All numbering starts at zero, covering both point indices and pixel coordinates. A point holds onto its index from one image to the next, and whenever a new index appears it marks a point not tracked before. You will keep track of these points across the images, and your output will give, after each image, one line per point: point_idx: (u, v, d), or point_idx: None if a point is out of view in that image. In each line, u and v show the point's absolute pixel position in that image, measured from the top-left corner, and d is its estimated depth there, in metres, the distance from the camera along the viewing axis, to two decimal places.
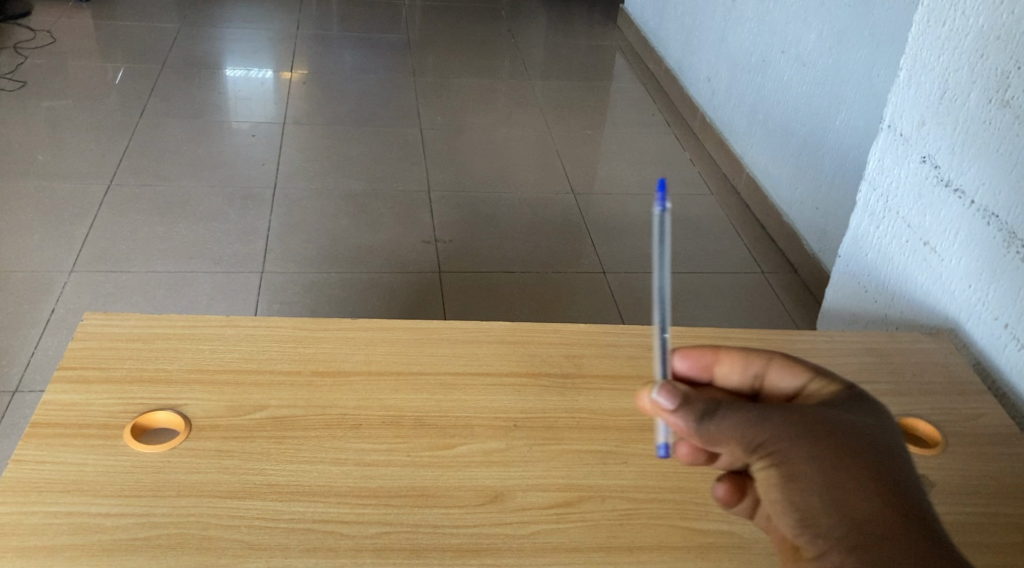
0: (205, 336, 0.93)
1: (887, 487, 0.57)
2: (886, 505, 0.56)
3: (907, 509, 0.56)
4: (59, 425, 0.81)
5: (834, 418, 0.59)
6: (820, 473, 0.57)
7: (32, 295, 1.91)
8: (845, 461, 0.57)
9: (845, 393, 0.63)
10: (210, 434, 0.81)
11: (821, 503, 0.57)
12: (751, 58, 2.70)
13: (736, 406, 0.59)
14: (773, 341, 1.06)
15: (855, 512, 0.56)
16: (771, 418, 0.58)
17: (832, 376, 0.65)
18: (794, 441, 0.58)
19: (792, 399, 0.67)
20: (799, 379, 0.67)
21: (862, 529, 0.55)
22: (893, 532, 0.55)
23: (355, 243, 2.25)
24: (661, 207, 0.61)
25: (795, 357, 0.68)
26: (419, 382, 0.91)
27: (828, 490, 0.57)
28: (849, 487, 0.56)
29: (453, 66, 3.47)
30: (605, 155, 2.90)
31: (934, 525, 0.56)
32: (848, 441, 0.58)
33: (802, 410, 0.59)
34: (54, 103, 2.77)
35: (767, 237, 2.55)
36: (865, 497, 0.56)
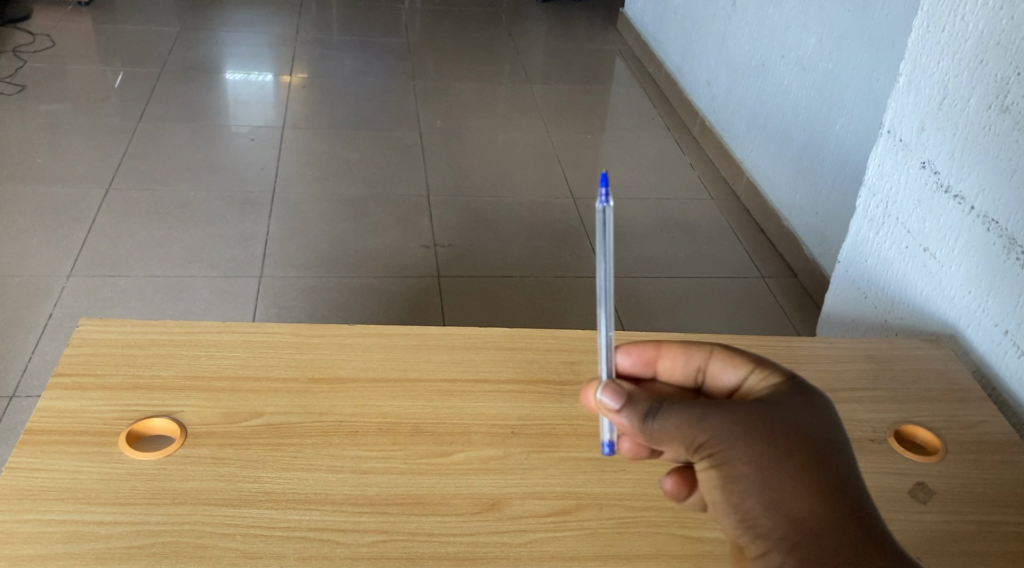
0: (201, 342, 0.92)
1: (826, 486, 0.57)
2: (825, 504, 0.57)
3: (844, 508, 0.57)
4: (54, 432, 0.80)
5: (776, 416, 0.58)
6: (762, 474, 0.57)
7: (30, 299, 1.91)
8: (786, 462, 0.57)
9: (789, 385, 0.61)
10: (206, 441, 0.81)
11: (761, 504, 0.57)
12: (750, 63, 2.70)
13: (679, 407, 0.58)
14: (771, 346, 1.05)
15: (794, 513, 0.56)
16: (714, 418, 0.57)
17: (774, 368, 0.63)
18: (737, 442, 0.57)
19: (733, 392, 0.65)
20: (740, 373, 0.65)
21: (801, 530, 0.56)
22: (830, 532, 0.56)
23: (354, 247, 2.25)
24: (603, 203, 0.59)
25: (737, 349, 0.66)
26: (417, 388, 0.91)
27: (769, 492, 0.57)
28: (790, 488, 0.57)
29: (453, 70, 3.47)
30: (605, 159, 2.90)
31: (870, 523, 0.57)
32: (790, 440, 0.58)
33: (744, 408, 0.58)
34: (53, 106, 2.77)
35: (767, 241, 2.55)
36: (804, 498, 0.57)
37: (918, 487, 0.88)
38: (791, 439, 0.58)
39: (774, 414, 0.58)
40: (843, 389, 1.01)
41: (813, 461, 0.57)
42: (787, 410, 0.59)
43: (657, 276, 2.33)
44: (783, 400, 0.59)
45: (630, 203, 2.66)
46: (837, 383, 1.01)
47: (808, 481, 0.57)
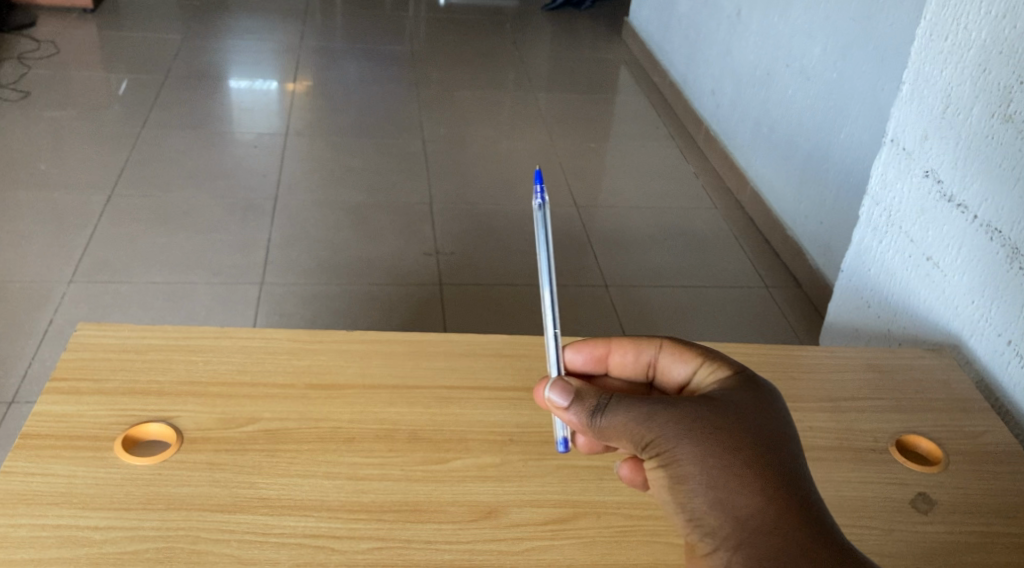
0: (199, 348, 0.92)
1: (770, 486, 0.59)
2: (771, 504, 0.59)
3: (791, 507, 0.58)
4: (50, 436, 0.79)
5: (720, 416, 0.62)
6: (707, 473, 0.60)
7: (30, 305, 1.91)
8: (732, 462, 0.60)
9: (740, 382, 0.65)
10: (202, 446, 0.81)
11: (707, 501, 0.60)
12: (755, 72, 2.70)
13: (625, 405, 0.62)
14: (772, 355, 1.05)
15: (738, 511, 0.59)
16: (659, 416, 0.62)
17: (722, 363, 0.69)
18: (679, 440, 0.61)
19: (683, 384, 0.73)
20: (688, 367, 0.72)
21: (747, 527, 0.58)
22: (775, 530, 0.58)
23: (355, 255, 2.24)
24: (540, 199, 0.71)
25: (684, 344, 0.73)
26: (414, 395, 0.90)
27: (714, 489, 0.60)
28: (734, 487, 0.59)
29: (458, 79, 3.48)
30: (609, 168, 2.90)
31: (818, 522, 0.58)
32: (733, 439, 0.61)
33: (689, 408, 0.62)
34: (57, 113, 2.77)
35: (770, 251, 2.54)
36: (749, 497, 0.59)
37: (919, 497, 0.88)
38: (734, 438, 0.61)
39: (718, 415, 0.62)
40: (844, 399, 1.00)
41: (760, 460, 0.60)
42: (732, 412, 0.62)
43: (660, 286, 2.32)
44: (729, 402, 0.63)
45: (632, 211, 2.66)
46: (837, 392, 1.01)
47: (755, 479, 0.59)
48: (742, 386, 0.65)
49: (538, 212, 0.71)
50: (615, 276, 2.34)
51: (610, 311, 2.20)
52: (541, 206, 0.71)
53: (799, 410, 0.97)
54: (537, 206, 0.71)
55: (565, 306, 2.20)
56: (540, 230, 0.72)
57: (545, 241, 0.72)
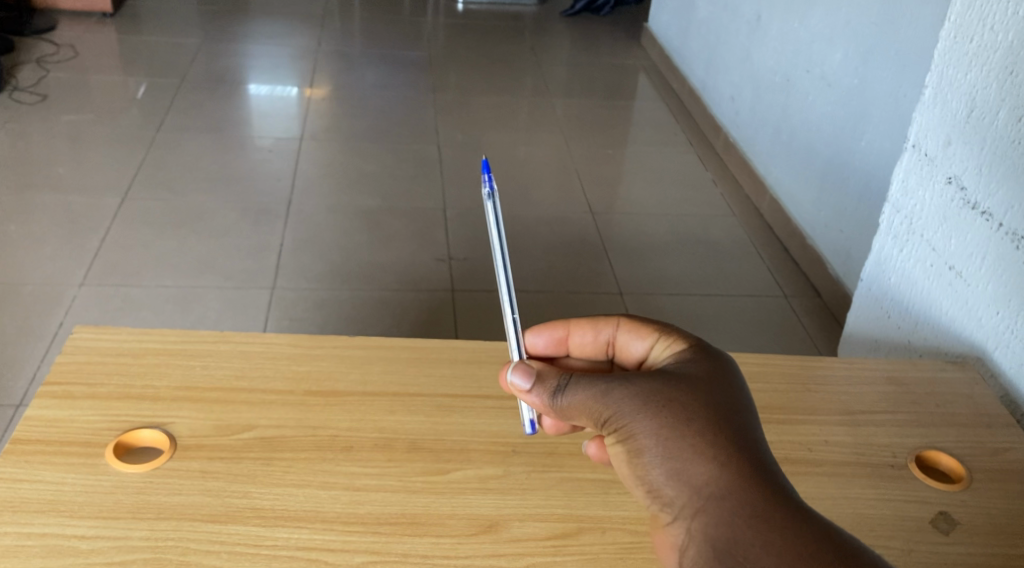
0: (197, 352, 0.90)
1: (723, 452, 0.61)
2: (724, 469, 0.60)
3: (742, 471, 0.60)
4: (41, 442, 0.77)
5: (674, 389, 0.64)
6: (660, 444, 0.62)
7: (42, 307, 1.91)
8: (683, 430, 0.62)
9: (696, 355, 0.68)
10: (196, 453, 0.78)
11: (663, 471, 0.62)
12: (775, 78, 2.66)
13: (583, 385, 0.66)
14: (786, 365, 1.01)
15: (693, 478, 0.60)
16: (613, 392, 0.65)
17: (678, 337, 0.72)
18: (633, 414, 0.64)
19: (640, 359, 0.76)
20: (644, 343, 0.75)
21: (699, 494, 0.60)
22: (728, 494, 0.59)
23: (366, 260, 2.23)
24: (489, 191, 0.71)
25: (639, 322, 0.76)
26: (415, 404, 0.88)
27: (669, 459, 0.62)
28: (687, 456, 0.61)
29: (475, 84, 3.46)
30: (625, 175, 2.87)
31: (771, 484, 0.59)
32: (686, 410, 0.63)
33: (642, 383, 0.65)
34: (75, 117, 2.78)
35: (790, 260, 2.50)
36: (702, 464, 0.61)
37: (940, 517, 0.84)
38: (685, 409, 0.63)
39: (672, 387, 0.64)
40: (862, 412, 0.96)
41: (712, 428, 0.62)
42: (686, 384, 0.64)
43: (676, 294, 2.29)
44: (684, 377, 0.65)
45: (649, 218, 2.63)
46: (855, 402, 0.97)
47: (706, 446, 0.61)
48: (698, 359, 0.67)
49: (489, 203, 0.72)
50: (629, 283, 2.31)
51: None
52: (490, 197, 0.71)
53: (813, 422, 0.94)
54: (487, 197, 0.72)
55: (579, 313, 2.17)
56: (492, 223, 0.72)
57: (497, 232, 0.73)
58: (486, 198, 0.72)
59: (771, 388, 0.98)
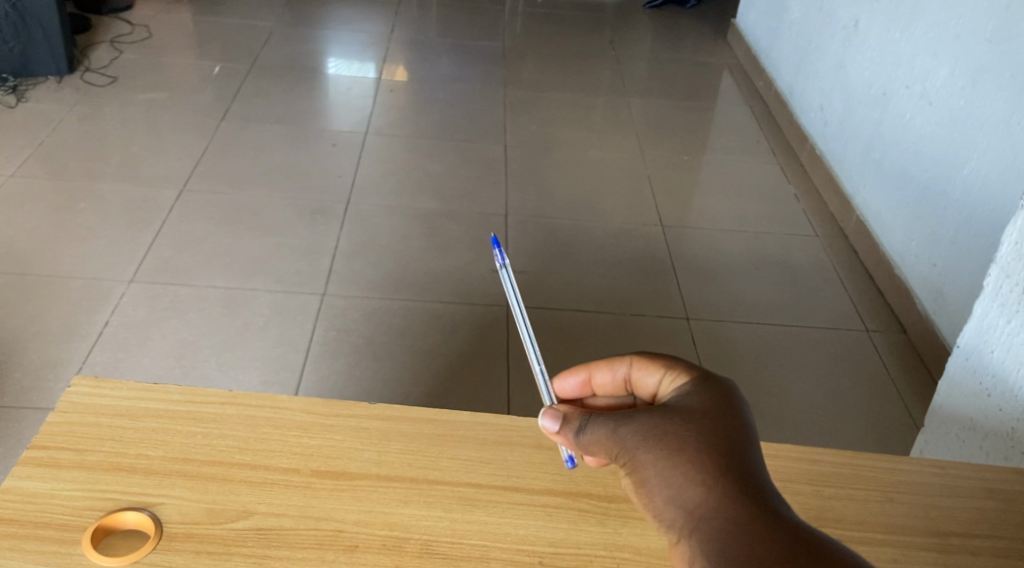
0: (199, 417, 0.81)
1: (714, 475, 0.63)
2: (712, 492, 0.62)
3: (731, 492, 0.62)
4: (14, 523, 0.71)
5: (673, 421, 0.67)
6: (659, 473, 0.65)
7: (89, 304, 1.88)
8: (680, 459, 0.64)
9: (697, 386, 0.70)
10: (181, 545, 0.71)
11: (662, 495, 0.64)
12: (870, 90, 2.46)
13: (598, 422, 0.69)
14: (866, 466, 0.88)
15: (685, 502, 0.63)
16: (622, 429, 0.67)
17: (683, 366, 0.74)
18: (638, 447, 0.66)
19: (655, 392, 0.76)
20: (656, 376, 0.75)
21: (693, 517, 0.62)
22: (716, 514, 0.61)
23: (422, 267, 2.14)
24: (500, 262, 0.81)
25: (651, 356, 0.76)
26: (434, 494, 0.78)
27: (666, 486, 0.64)
28: (681, 482, 0.64)
29: (549, 79, 3.33)
30: (701, 186, 2.70)
31: (758, 505, 0.61)
32: (681, 439, 0.65)
33: (644, 417, 0.67)
34: (150, 96, 2.79)
35: (875, 289, 2.31)
36: (693, 489, 0.63)
37: None
38: (681, 438, 0.65)
39: (672, 419, 0.67)
40: (956, 534, 0.83)
41: (704, 456, 0.64)
42: (683, 416, 0.67)
43: (747, 322, 2.13)
44: (684, 408, 0.68)
45: (723, 235, 2.46)
46: (947, 519, 0.84)
47: (698, 472, 0.63)
48: (698, 390, 0.70)
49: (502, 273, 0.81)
50: (697, 306, 2.16)
51: (690, 348, 2.03)
52: (503, 267, 0.81)
53: (893, 543, 0.81)
54: (499, 268, 0.81)
55: (642, 339, 2.03)
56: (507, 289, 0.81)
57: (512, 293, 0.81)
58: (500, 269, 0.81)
59: (846, 495, 0.85)
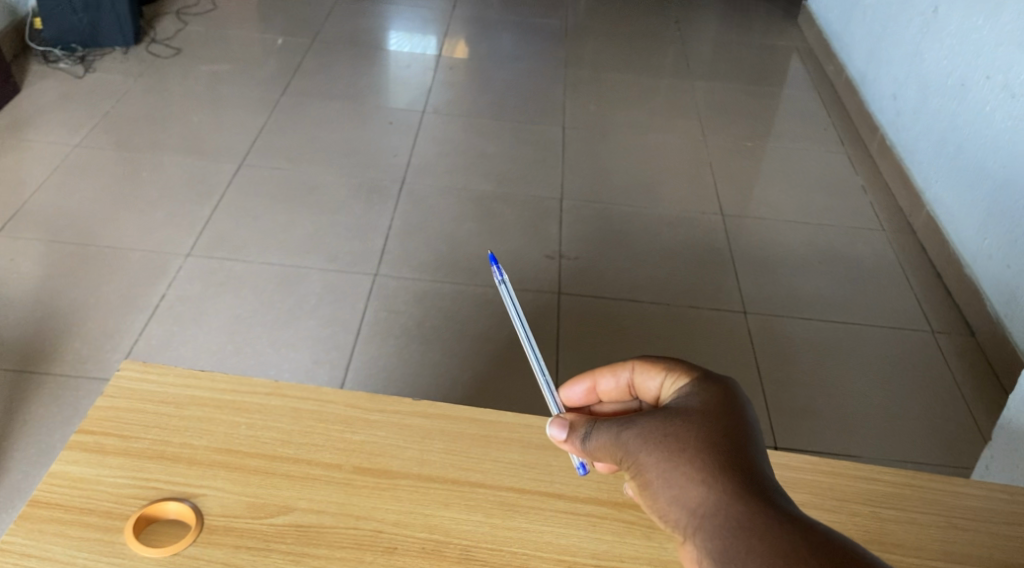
0: (246, 407, 0.86)
1: (715, 474, 0.64)
2: (713, 490, 0.64)
3: (733, 490, 0.63)
4: (60, 508, 0.77)
5: (674, 422, 0.68)
6: (662, 474, 0.66)
7: (147, 277, 1.91)
8: (682, 460, 0.65)
9: (698, 387, 0.71)
10: (221, 539, 0.75)
11: (668, 497, 0.65)
12: (947, 80, 2.35)
13: (604, 428, 0.70)
14: (926, 489, 0.87)
15: (690, 502, 0.64)
16: (625, 433, 0.69)
17: (683, 368, 0.75)
18: (641, 452, 0.68)
19: (658, 393, 0.78)
20: (658, 378, 0.77)
21: (698, 517, 0.63)
22: (719, 511, 0.62)
23: (475, 251, 2.12)
24: (499, 277, 0.85)
25: (652, 357, 0.78)
26: (475, 498, 0.81)
27: (670, 487, 0.65)
28: (684, 482, 0.65)
29: (611, 59, 3.26)
30: (765, 175, 2.63)
31: (761, 500, 0.62)
32: (681, 439, 0.67)
33: (645, 420, 0.69)
34: (214, 68, 2.82)
35: (943, 289, 2.22)
36: (696, 488, 0.64)
37: None
38: (681, 438, 0.67)
39: (673, 420, 0.68)
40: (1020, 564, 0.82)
41: (705, 455, 0.65)
42: (683, 416, 0.68)
43: (805, 318, 2.07)
44: (684, 409, 0.69)
45: (785, 226, 2.39)
46: (1007, 549, 0.83)
47: (701, 472, 0.64)
48: (699, 391, 0.71)
49: (501, 287, 0.85)
50: (754, 300, 2.11)
51: (746, 343, 1.97)
52: (501, 282, 0.85)
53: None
54: (498, 282, 0.85)
55: (697, 333, 1.98)
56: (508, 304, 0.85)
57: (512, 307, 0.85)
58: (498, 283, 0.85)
59: (904, 520, 0.84)
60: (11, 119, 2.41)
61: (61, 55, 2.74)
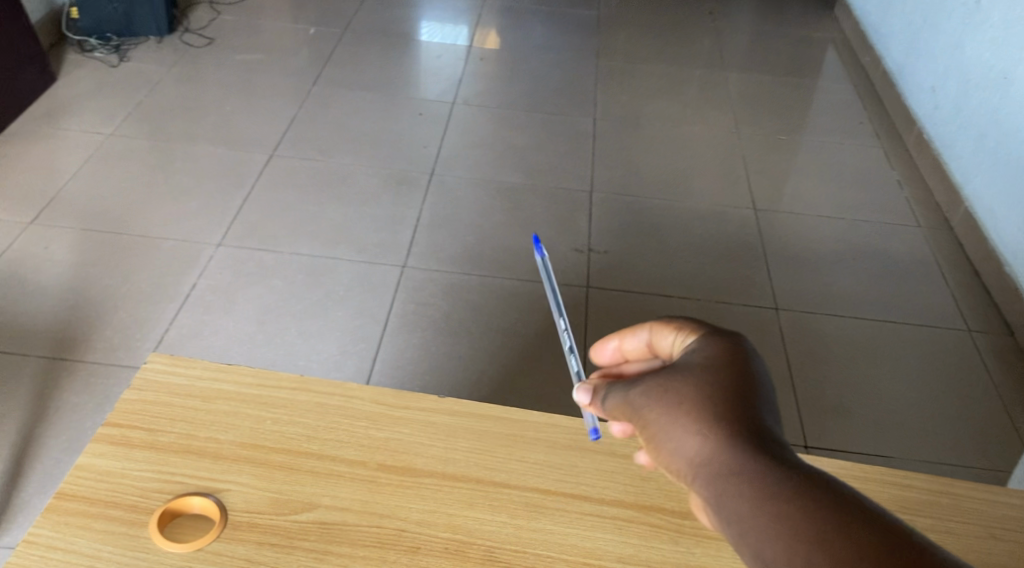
0: (274, 402, 0.91)
1: (711, 426, 0.69)
2: (709, 441, 0.68)
3: (727, 440, 0.68)
4: (85, 500, 0.82)
5: (675, 379, 0.72)
6: (664, 429, 0.71)
7: (178, 266, 1.93)
8: (681, 414, 0.70)
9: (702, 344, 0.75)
10: (244, 535, 0.80)
11: (671, 451, 0.70)
12: (990, 73, 2.28)
13: (615, 392, 0.76)
14: (963, 498, 0.89)
15: (689, 453, 0.69)
16: (631, 394, 0.74)
17: (691, 325, 0.78)
18: (645, 410, 0.72)
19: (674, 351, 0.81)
20: (671, 335, 0.80)
21: (697, 467, 0.68)
22: (715, 460, 0.67)
23: (504, 243, 2.11)
24: (540, 255, 0.97)
25: (666, 317, 0.81)
26: (501, 498, 0.85)
27: (672, 441, 0.70)
28: (683, 436, 0.69)
29: (643, 51, 3.23)
30: (799, 169, 2.58)
31: (755, 448, 0.67)
32: (680, 395, 0.71)
33: (649, 381, 0.73)
34: (246, 58, 2.84)
35: (981, 287, 2.17)
36: (694, 441, 0.69)
37: None
38: (683, 394, 0.71)
39: (674, 378, 0.72)
40: None
41: (702, 408, 0.70)
42: (683, 373, 0.72)
43: (840, 315, 2.04)
44: (687, 365, 0.73)
45: (819, 222, 2.35)
46: None
47: (697, 425, 0.69)
48: (702, 347, 0.75)
49: (541, 264, 0.97)
50: (786, 296, 2.07)
51: (777, 341, 1.94)
52: (542, 260, 0.97)
53: None
54: (539, 260, 0.97)
55: (726, 330, 1.96)
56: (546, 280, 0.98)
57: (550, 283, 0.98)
58: (539, 260, 0.97)
59: (942, 530, 0.86)
60: (47, 108, 2.44)
61: (96, 44, 2.77)
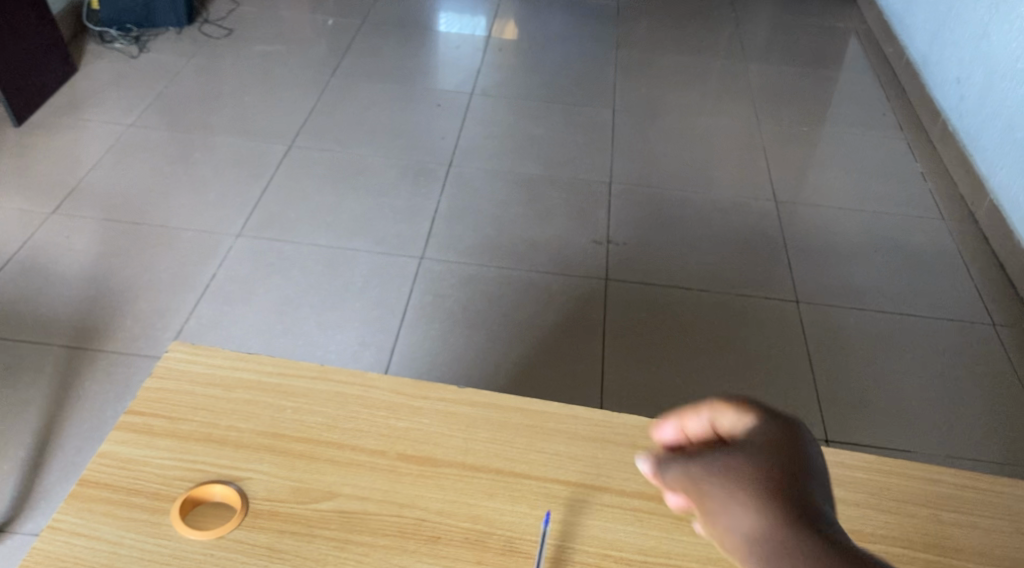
0: (295, 391, 0.92)
1: (775, 511, 0.65)
2: (771, 524, 0.64)
3: (791, 526, 0.64)
4: (107, 487, 0.83)
5: (738, 457, 0.69)
6: (722, 505, 0.67)
7: (197, 256, 1.93)
8: (743, 493, 0.66)
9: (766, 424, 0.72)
10: (265, 523, 0.82)
11: (725, 529, 0.66)
12: (1017, 64, 2.24)
13: (671, 460, 0.71)
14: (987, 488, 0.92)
15: (747, 535, 0.65)
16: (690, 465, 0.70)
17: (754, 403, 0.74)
18: (703, 482, 0.68)
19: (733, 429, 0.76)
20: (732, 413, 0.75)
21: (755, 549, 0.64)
22: (776, 545, 0.63)
23: (522, 235, 2.11)
24: None
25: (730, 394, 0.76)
26: (522, 489, 0.86)
27: (729, 519, 0.66)
28: (743, 515, 0.65)
29: (662, 41, 3.20)
30: (820, 161, 2.56)
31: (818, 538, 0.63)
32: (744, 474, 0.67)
33: (711, 454, 0.70)
34: (266, 49, 2.84)
35: (1005, 281, 2.14)
36: (755, 523, 0.65)
37: None
38: (744, 474, 0.67)
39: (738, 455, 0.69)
40: None
41: (766, 491, 0.66)
42: (747, 453, 0.69)
43: (861, 308, 2.02)
44: (750, 446, 0.70)
45: (840, 214, 2.33)
46: None
47: (760, 506, 0.65)
48: (766, 427, 0.71)
49: None
50: (807, 289, 2.06)
51: (797, 334, 1.93)
52: None
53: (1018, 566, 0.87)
54: None
55: (746, 322, 1.94)
56: None
57: None
58: None
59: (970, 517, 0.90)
60: (68, 98, 2.45)
61: (116, 35, 2.78)
